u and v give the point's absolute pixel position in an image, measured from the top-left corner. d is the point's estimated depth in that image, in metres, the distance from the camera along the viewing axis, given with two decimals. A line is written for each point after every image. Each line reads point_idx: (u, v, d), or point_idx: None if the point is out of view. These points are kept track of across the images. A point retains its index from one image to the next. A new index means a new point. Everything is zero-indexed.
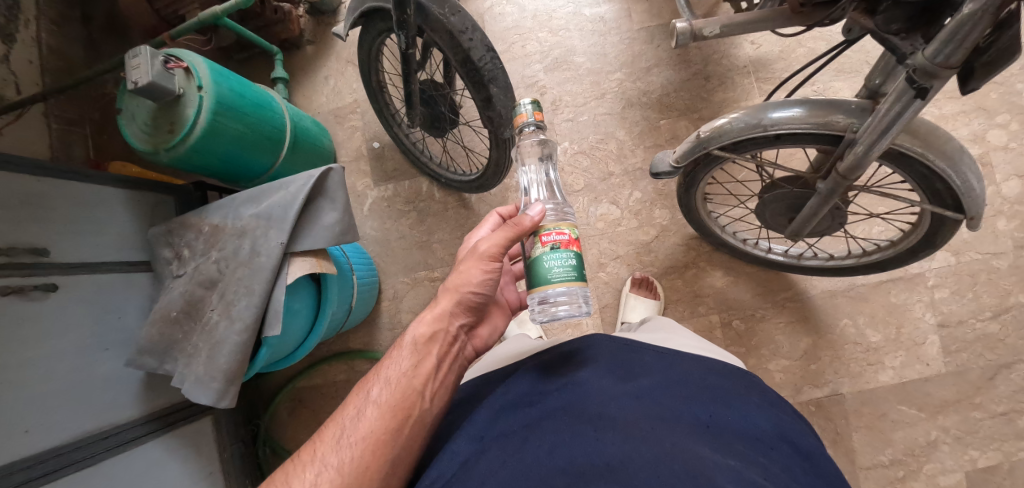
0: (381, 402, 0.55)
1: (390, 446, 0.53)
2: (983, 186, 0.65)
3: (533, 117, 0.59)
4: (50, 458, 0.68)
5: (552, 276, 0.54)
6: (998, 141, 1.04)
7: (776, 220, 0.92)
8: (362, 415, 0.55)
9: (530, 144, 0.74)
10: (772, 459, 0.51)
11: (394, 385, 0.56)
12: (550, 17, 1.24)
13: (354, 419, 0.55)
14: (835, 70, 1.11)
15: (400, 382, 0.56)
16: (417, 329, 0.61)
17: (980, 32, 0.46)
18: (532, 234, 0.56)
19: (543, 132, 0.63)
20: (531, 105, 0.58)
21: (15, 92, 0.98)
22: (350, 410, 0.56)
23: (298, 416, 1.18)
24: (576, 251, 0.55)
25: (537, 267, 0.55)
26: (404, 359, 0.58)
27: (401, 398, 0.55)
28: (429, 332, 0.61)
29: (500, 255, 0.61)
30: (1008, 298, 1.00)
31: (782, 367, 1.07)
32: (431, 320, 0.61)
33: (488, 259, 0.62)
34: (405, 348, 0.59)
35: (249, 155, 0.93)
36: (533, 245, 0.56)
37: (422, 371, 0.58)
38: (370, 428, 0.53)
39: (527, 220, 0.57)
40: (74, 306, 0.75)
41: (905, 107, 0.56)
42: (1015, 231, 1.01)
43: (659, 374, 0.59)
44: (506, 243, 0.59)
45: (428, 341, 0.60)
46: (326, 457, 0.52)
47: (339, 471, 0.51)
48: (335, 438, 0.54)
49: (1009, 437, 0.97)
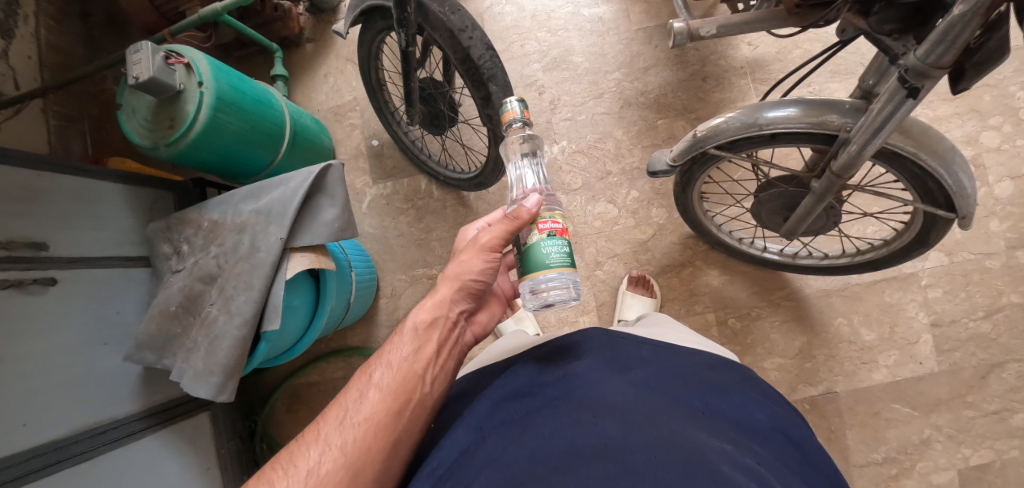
0: (383, 385, 0.55)
1: (392, 428, 0.53)
2: (974, 187, 0.66)
3: (520, 114, 0.59)
4: (49, 452, 0.69)
5: (550, 262, 0.55)
6: (990, 143, 1.05)
7: (771, 219, 0.93)
8: (364, 398, 0.55)
9: (517, 138, 0.75)
10: (765, 448, 0.52)
11: (396, 369, 0.57)
12: (549, 17, 1.25)
13: (356, 401, 0.55)
14: (830, 72, 1.12)
15: (401, 366, 0.57)
16: (417, 315, 0.62)
17: (969, 34, 0.46)
18: (528, 222, 0.57)
19: (527, 129, 0.63)
20: (519, 102, 0.59)
21: (14, 87, 0.98)
22: (353, 392, 0.56)
23: (296, 412, 1.18)
24: (570, 240, 0.57)
25: (534, 254, 0.56)
26: (405, 344, 0.59)
27: (402, 381, 0.56)
28: (429, 318, 0.61)
29: (499, 247, 0.61)
30: (1000, 298, 1.02)
31: (777, 365, 1.08)
32: (431, 306, 0.62)
33: (489, 250, 0.62)
34: (406, 333, 0.60)
35: (249, 150, 0.93)
36: (528, 232, 0.57)
37: (423, 356, 0.58)
38: (373, 410, 0.53)
39: (524, 212, 0.57)
40: (73, 301, 0.75)
41: (897, 106, 0.57)
42: (1008, 232, 1.03)
43: (655, 366, 0.60)
44: (505, 236, 0.60)
45: (428, 327, 0.61)
46: (330, 437, 0.52)
47: (342, 451, 0.51)
48: (338, 420, 0.54)
49: (1001, 435, 0.98)
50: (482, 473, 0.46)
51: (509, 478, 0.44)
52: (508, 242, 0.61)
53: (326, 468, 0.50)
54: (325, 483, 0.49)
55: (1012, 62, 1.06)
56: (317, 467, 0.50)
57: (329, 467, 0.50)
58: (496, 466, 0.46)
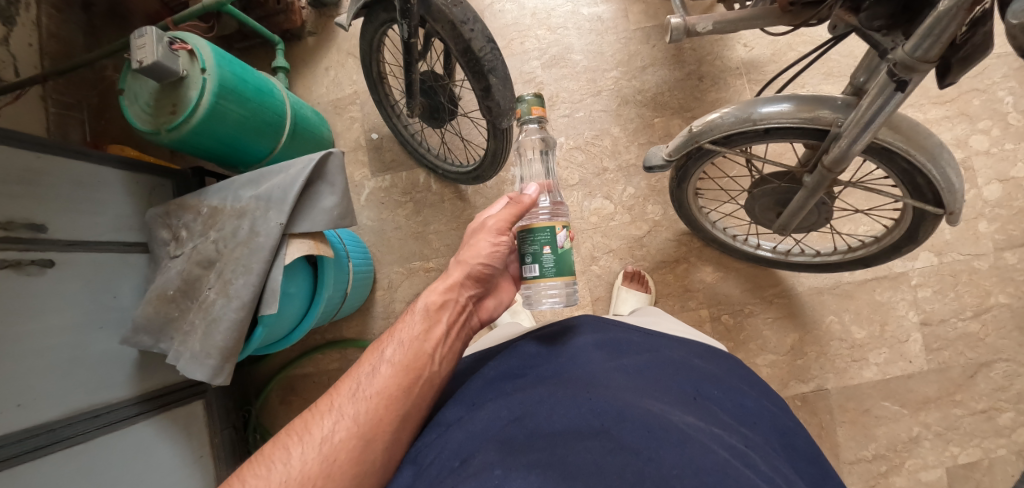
0: (395, 360, 0.56)
1: (402, 402, 0.54)
2: (961, 182, 0.67)
3: (534, 112, 0.62)
4: (42, 433, 0.68)
5: (572, 267, 0.60)
6: (980, 146, 1.07)
7: (765, 215, 0.94)
8: (376, 372, 0.56)
9: (531, 140, 0.78)
10: (753, 433, 0.53)
11: (407, 346, 0.58)
12: (548, 15, 1.27)
13: (368, 375, 0.56)
14: (824, 74, 1.14)
15: (412, 343, 0.58)
16: (429, 296, 0.62)
17: (955, 28, 0.48)
18: (561, 226, 0.57)
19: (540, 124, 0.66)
20: (533, 100, 0.61)
21: (14, 74, 0.99)
22: (365, 367, 0.57)
23: (290, 403, 1.19)
24: None
25: (564, 259, 0.58)
26: (416, 323, 0.60)
27: (413, 358, 0.57)
28: (440, 300, 0.62)
29: (506, 230, 0.64)
30: (988, 298, 1.03)
31: (769, 361, 1.09)
32: (443, 289, 0.63)
33: (498, 232, 0.64)
34: (417, 312, 0.61)
35: (249, 139, 0.94)
36: (564, 236, 0.58)
37: (433, 335, 0.59)
38: (384, 384, 0.54)
39: (527, 198, 0.65)
40: (70, 283, 0.75)
41: (886, 100, 0.58)
42: (996, 234, 1.04)
43: (647, 352, 0.61)
44: (510, 220, 0.65)
45: (439, 308, 0.62)
46: (343, 408, 0.53)
47: (356, 421, 0.52)
48: (351, 391, 0.55)
49: (989, 434, 1.00)
50: (478, 444, 0.47)
51: (509, 448, 0.45)
52: (547, 241, 0.57)
53: (340, 436, 0.51)
54: (339, 451, 0.50)
55: (1001, 67, 1.08)
56: (331, 435, 0.51)
57: (342, 436, 0.51)
58: (493, 437, 0.47)
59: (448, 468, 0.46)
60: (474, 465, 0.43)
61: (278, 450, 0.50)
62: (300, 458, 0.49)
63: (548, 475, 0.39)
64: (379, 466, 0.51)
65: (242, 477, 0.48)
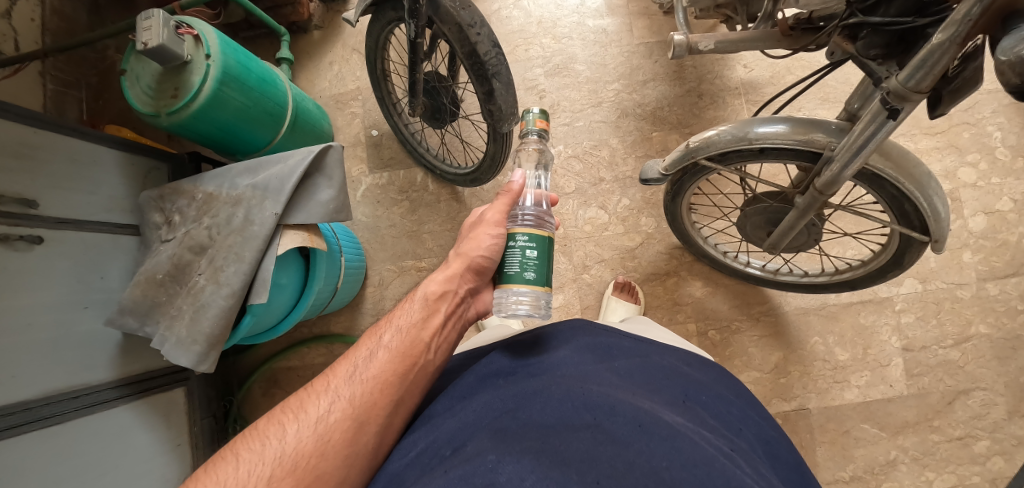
0: (392, 346, 0.56)
1: (396, 387, 0.54)
2: (948, 211, 0.69)
3: (537, 125, 0.62)
4: (19, 412, 0.67)
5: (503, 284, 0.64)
6: (968, 179, 1.10)
7: (755, 233, 0.96)
8: (373, 357, 0.56)
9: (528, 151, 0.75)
10: (739, 439, 0.53)
11: (405, 333, 0.58)
12: (554, 24, 1.28)
13: (365, 358, 0.56)
14: (820, 98, 1.17)
15: (409, 331, 0.58)
16: (428, 286, 0.63)
17: (947, 61, 0.49)
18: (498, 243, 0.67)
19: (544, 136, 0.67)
20: (537, 114, 0.62)
21: (14, 48, 0.98)
22: (362, 351, 0.57)
23: (273, 395, 1.18)
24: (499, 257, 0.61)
25: None
26: (414, 311, 0.60)
27: (410, 345, 0.57)
28: (439, 290, 0.63)
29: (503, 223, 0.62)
30: (969, 328, 1.05)
31: (752, 378, 1.10)
32: (442, 279, 0.63)
33: (495, 224, 0.62)
34: (416, 301, 0.62)
35: (250, 126, 0.94)
36: None
37: (430, 325, 0.60)
38: (381, 369, 0.54)
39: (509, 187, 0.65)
40: (57, 261, 0.74)
41: (879, 127, 0.60)
42: (979, 264, 1.07)
43: (636, 357, 0.61)
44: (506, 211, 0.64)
45: (437, 298, 0.62)
46: (338, 389, 0.53)
47: (350, 403, 0.52)
48: (347, 374, 0.55)
49: (964, 461, 1.01)
50: (470, 434, 0.47)
51: (504, 437, 0.45)
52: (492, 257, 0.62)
53: (334, 417, 0.51)
54: (333, 431, 0.50)
55: (991, 103, 1.11)
56: (326, 415, 0.51)
57: (337, 417, 0.51)
58: (487, 428, 0.47)
59: (440, 456, 0.46)
60: (466, 453, 0.44)
61: (272, 427, 0.50)
62: (294, 436, 0.49)
63: (541, 461, 0.40)
64: (370, 450, 0.51)
65: (236, 450, 0.48)
